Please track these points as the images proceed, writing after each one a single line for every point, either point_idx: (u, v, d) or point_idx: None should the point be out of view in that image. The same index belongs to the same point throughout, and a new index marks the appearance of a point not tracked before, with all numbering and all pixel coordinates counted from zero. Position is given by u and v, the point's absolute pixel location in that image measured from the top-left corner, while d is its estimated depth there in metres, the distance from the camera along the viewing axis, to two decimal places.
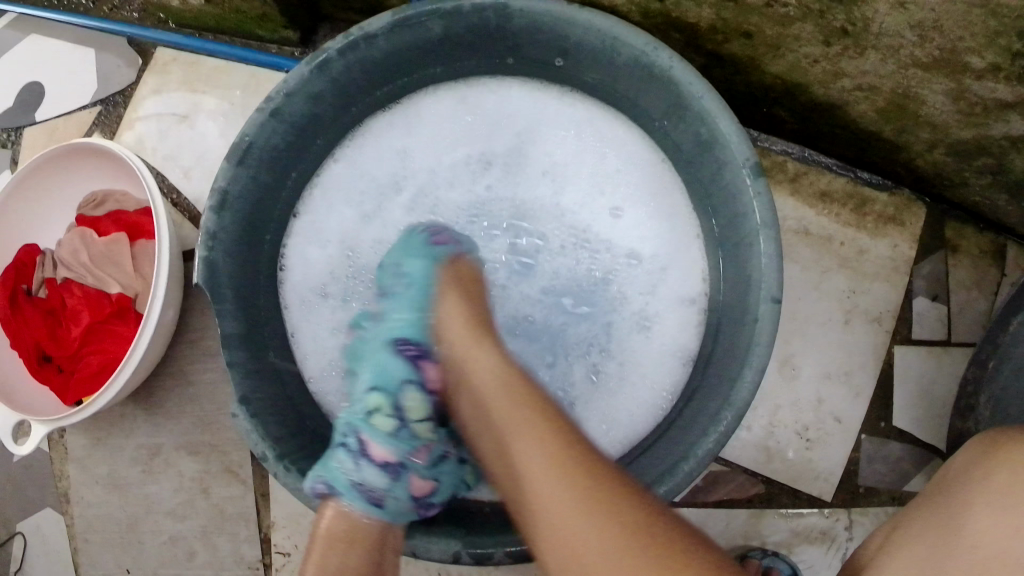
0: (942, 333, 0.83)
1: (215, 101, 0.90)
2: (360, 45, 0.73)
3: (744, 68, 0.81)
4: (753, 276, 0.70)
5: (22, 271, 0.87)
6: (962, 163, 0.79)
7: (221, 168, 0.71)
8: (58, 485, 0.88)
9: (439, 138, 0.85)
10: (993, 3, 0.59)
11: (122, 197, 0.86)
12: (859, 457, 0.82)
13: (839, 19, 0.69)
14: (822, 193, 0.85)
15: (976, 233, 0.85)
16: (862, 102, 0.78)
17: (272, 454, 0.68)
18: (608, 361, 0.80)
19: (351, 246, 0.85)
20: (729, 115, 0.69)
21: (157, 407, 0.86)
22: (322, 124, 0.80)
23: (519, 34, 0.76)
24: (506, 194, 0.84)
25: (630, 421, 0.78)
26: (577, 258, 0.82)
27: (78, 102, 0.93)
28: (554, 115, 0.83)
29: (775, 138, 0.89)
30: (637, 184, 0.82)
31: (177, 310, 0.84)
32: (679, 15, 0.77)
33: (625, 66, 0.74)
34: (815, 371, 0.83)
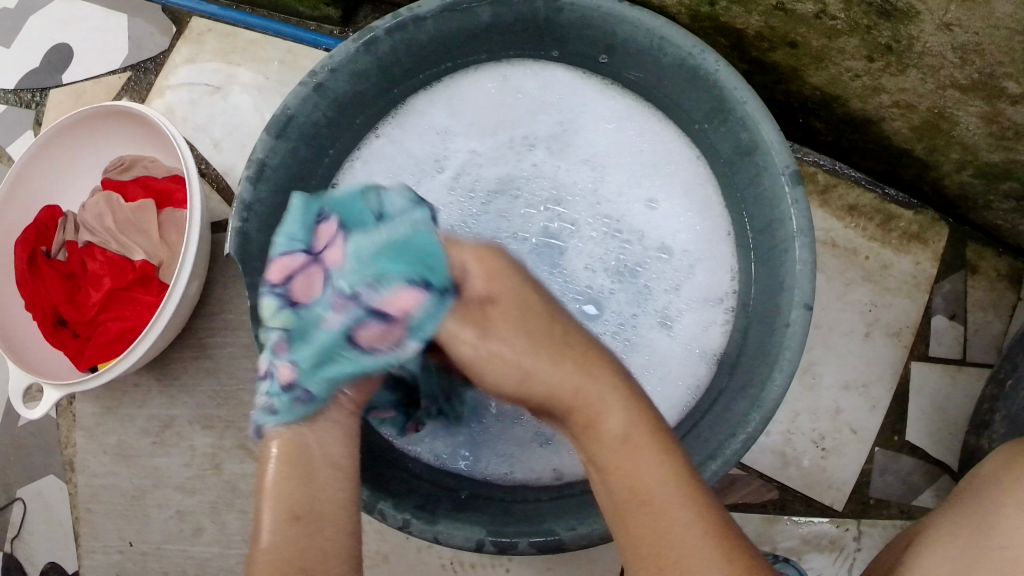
0: (958, 352, 0.84)
1: (249, 74, 0.89)
2: (409, 26, 0.73)
3: (786, 77, 0.83)
4: (787, 282, 0.71)
5: (43, 232, 0.85)
6: (988, 186, 0.80)
7: (262, 139, 0.71)
8: (64, 452, 0.87)
9: (484, 116, 0.85)
10: None
11: (151, 163, 0.86)
12: (871, 469, 0.83)
13: (884, 35, 0.70)
14: (851, 206, 0.87)
15: (995, 255, 0.86)
16: (897, 119, 0.80)
17: None
18: (627, 350, 0.80)
19: None
20: (771, 121, 0.70)
21: (173, 378, 0.85)
22: (363, 102, 0.80)
23: (567, 27, 0.77)
24: (546, 177, 0.84)
25: None
26: (606, 247, 0.82)
27: (109, 66, 0.92)
28: (596, 108, 0.84)
29: (808, 150, 0.90)
30: (674, 180, 0.83)
31: (202, 281, 0.83)
32: (727, 20, 0.79)
33: (670, 66, 0.75)
34: (834, 381, 0.84)
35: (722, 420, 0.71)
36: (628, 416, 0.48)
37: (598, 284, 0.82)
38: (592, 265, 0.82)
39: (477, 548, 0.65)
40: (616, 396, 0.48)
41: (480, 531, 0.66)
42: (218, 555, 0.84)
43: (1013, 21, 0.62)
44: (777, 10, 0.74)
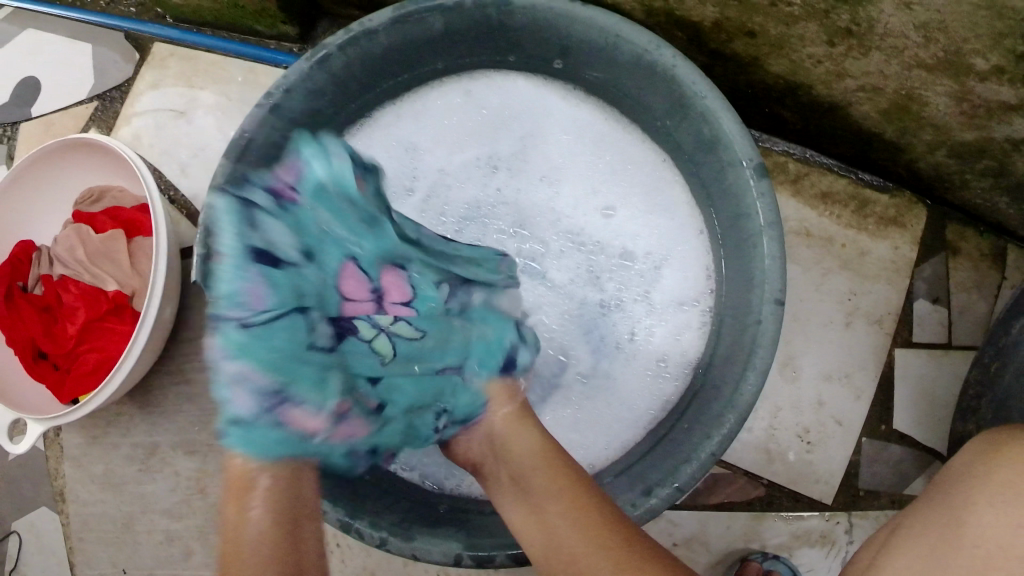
0: (943, 336, 0.83)
1: (212, 97, 0.89)
2: (361, 40, 0.72)
3: (747, 67, 0.81)
4: (756, 278, 0.70)
5: (18, 267, 0.86)
6: (964, 165, 0.78)
7: (218, 165, 0.71)
8: (53, 483, 0.88)
9: (441, 136, 0.84)
10: (998, 5, 0.59)
11: (119, 194, 0.86)
12: (859, 460, 0.81)
13: (843, 19, 0.69)
14: (824, 194, 0.85)
15: (976, 235, 0.84)
16: (866, 102, 0.78)
17: None
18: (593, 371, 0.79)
19: None
20: (732, 115, 0.68)
21: (153, 405, 0.86)
22: (322, 119, 0.79)
23: (522, 31, 0.75)
24: (508, 199, 0.82)
25: (620, 430, 0.78)
26: (576, 261, 0.81)
27: (74, 96, 0.92)
28: (553, 115, 0.83)
29: (775, 138, 0.88)
30: (637, 184, 0.81)
31: (175, 307, 0.83)
32: (683, 13, 0.77)
33: (628, 64, 0.73)
34: (817, 373, 0.82)
35: (699, 423, 0.71)
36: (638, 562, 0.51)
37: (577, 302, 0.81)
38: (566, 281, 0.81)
39: (454, 563, 0.65)
40: (565, 492, 0.55)
41: (456, 545, 0.66)
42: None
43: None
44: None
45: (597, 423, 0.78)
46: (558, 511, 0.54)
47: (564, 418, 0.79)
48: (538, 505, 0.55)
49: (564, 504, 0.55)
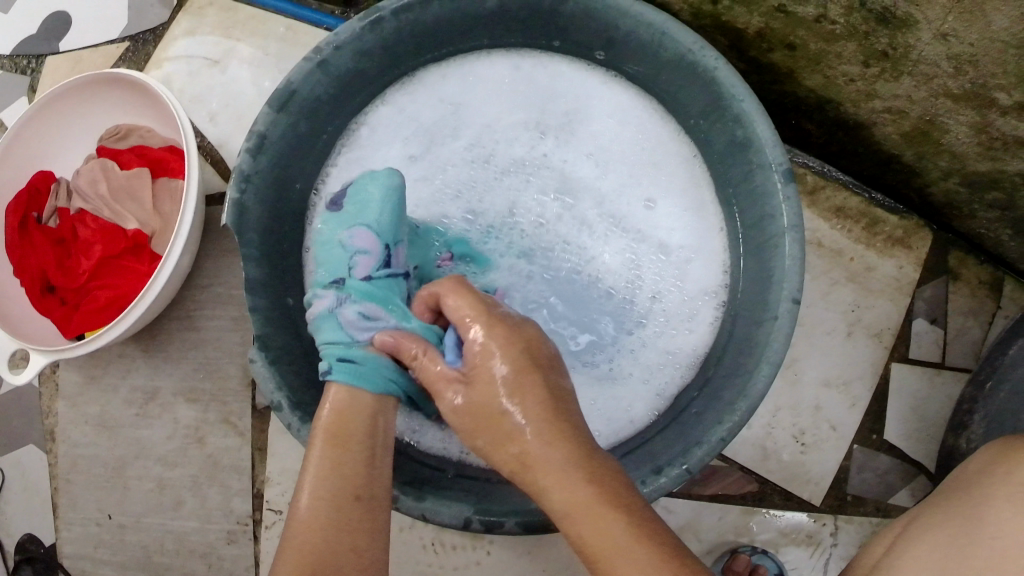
0: (938, 355, 0.86)
1: (249, 50, 0.88)
2: (415, 8, 0.73)
3: (782, 78, 0.84)
4: (775, 276, 0.72)
5: (35, 198, 0.84)
6: (973, 195, 0.83)
7: (263, 112, 0.71)
8: (45, 421, 0.86)
9: (494, 98, 0.85)
10: None
11: (146, 133, 0.85)
12: (849, 465, 0.84)
13: (881, 42, 0.72)
14: (838, 208, 0.88)
15: (976, 264, 0.88)
16: (889, 125, 0.81)
17: (287, 401, 0.67)
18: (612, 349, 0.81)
19: None
20: (767, 120, 0.71)
21: (158, 350, 0.85)
22: (365, 80, 0.80)
23: (571, 18, 0.77)
24: (554, 166, 0.85)
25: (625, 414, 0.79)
26: (613, 241, 0.83)
27: (106, 36, 0.91)
28: (601, 99, 0.85)
29: (797, 151, 0.92)
30: (674, 177, 0.83)
31: (194, 253, 0.82)
32: (729, 19, 0.80)
33: (671, 62, 0.76)
34: (817, 378, 0.85)
35: (708, 409, 0.73)
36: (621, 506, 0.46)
37: (593, 280, 0.83)
38: (598, 260, 0.83)
39: (463, 526, 0.66)
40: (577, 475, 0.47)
41: (468, 509, 0.66)
42: (197, 529, 0.84)
43: (1008, 35, 0.64)
44: (778, 12, 0.75)
45: (603, 405, 0.80)
46: (619, 526, 0.45)
47: (571, 389, 0.81)
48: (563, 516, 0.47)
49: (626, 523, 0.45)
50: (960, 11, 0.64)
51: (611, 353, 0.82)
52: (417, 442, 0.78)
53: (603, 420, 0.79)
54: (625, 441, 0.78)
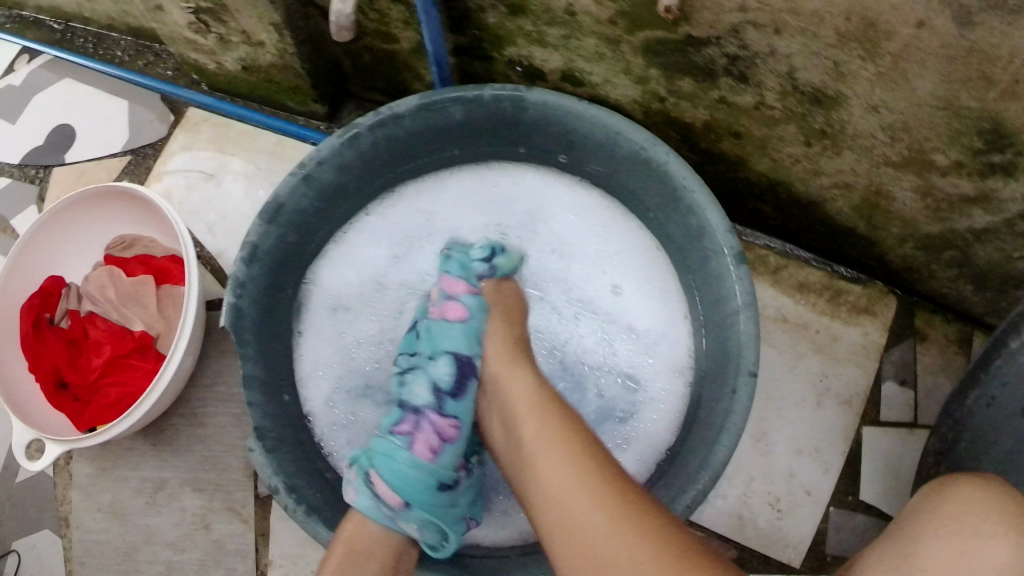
0: (910, 415, 0.88)
1: (242, 163, 0.96)
2: (388, 122, 0.78)
3: (732, 165, 0.88)
4: (734, 352, 0.74)
5: (47, 300, 0.91)
6: (930, 256, 0.85)
7: (254, 224, 0.77)
8: (59, 508, 0.92)
9: (462, 205, 0.92)
10: (954, 105, 0.67)
11: (150, 243, 0.93)
12: (827, 527, 0.85)
13: (818, 121, 0.76)
14: (800, 284, 0.92)
15: (944, 322, 0.90)
16: (838, 198, 0.84)
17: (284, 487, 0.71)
18: (586, 430, 0.85)
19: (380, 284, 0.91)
20: (718, 209, 0.74)
21: (166, 443, 0.91)
22: (348, 192, 0.85)
23: (532, 124, 0.82)
24: (520, 263, 0.91)
25: None
26: (586, 327, 0.88)
27: (110, 150, 0.99)
28: (564, 198, 0.90)
29: (758, 233, 0.96)
30: (638, 266, 0.88)
31: (196, 356, 0.89)
32: (676, 115, 0.84)
33: (626, 157, 0.80)
34: (789, 446, 0.88)
35: (676, 482, 0.74)
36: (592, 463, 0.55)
37: (571, 365, 0.88)
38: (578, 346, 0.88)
39: None
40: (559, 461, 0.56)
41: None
42: None
43: (931, 98, 0.67)
44: (720, 103, 0.80)
45: None
46: (600, 517, 0.51)
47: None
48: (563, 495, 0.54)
49: (600, 512, 0.51)
50: (885, 83, 0.68)
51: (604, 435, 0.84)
52: None
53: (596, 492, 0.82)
54: None
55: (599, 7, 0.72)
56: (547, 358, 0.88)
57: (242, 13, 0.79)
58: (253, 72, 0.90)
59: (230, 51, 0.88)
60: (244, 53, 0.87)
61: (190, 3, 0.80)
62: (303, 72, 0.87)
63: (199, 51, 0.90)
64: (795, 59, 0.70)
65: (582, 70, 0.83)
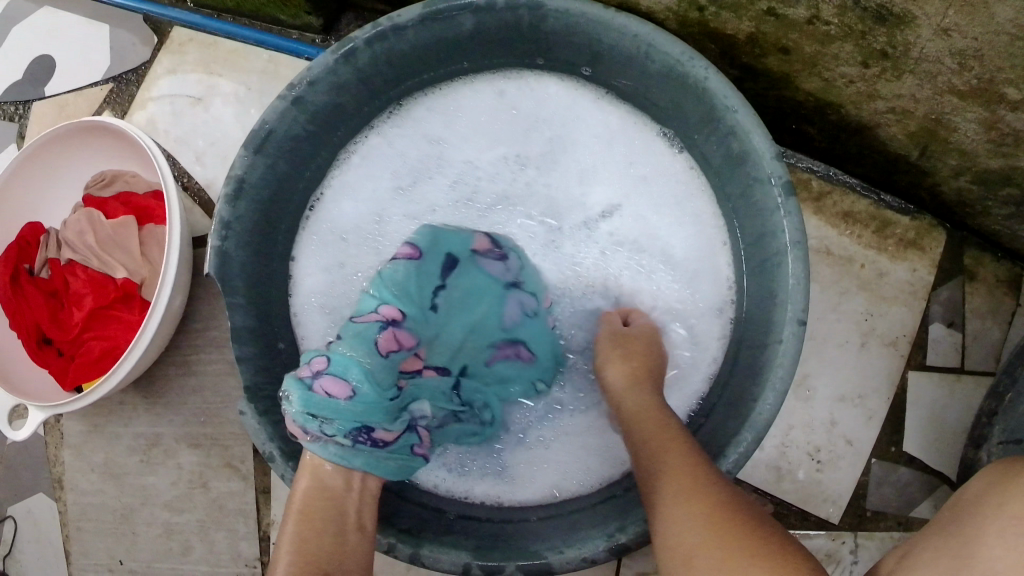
0: (956, 360, 0.83)
1: (231, 85, 0.86)
2: (389, 36, 0.70)
3: (777, 83, 0.80)
4: (780, 296, 0.68)
5: (24, 249, 0.83)
6: (986, 192, 0.79)
7: (239, 157, 0.69)
8: (52, 470, 0.86)
9: (474, 130, 0.83)
10: None
11: (132, 179, 0.84)
12: (867, 481, 0.81)
13: (880, 41, 0.68)
14: (844, 214, 0.85)
15: (994, 261, 0.84)
16: (893, 125, 0.77)
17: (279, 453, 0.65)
18: None
19: (384, 213, 0.84)
20: (762, 131, 0.66)
21: (159, 397, 0.85)
22: (345, 114, 0.78)
23: (553, 36, 0.74)
24: (538, 192, 0.83)
25: (632, 447, 0.77)
26: (619, 266, 0.82)
27: (90, 78, 0.89)
28: (588, 119, 0.81)
29: (800, 155, 0.88)
30: (666, 194, 0.80)
31: (185, 295, 0.82)
32: (716, 26, 0.76)
33: (658, 74, 0.72)
34: (829, 393, 0.83)
35: (717, 437, 0.70)
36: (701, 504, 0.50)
37: (601, 310, 0.82)
38: (602, 291, 0.81)
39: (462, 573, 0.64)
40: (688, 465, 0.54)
41: (466, 555, 0.65)
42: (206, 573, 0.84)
43: (1012, 26, 0.60)
44: (768, 15, 0.71)
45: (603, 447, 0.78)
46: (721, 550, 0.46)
47: (583, 424, 0.79)
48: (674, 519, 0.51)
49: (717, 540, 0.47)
50: (962, 6, 0.60)
51: None
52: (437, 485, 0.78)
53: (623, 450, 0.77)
54: None
55: None
56: (579, 302, 0.83)
57: None
58: None
59: None
60: None
61: None
62: None
63: None
64: None
65: None
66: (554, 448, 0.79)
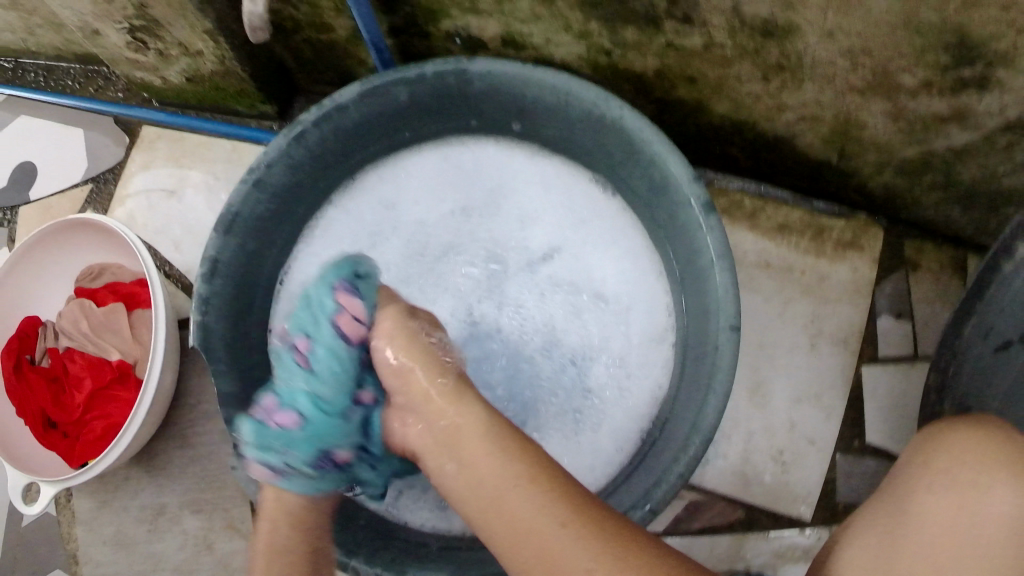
0: (909, 349, 0.85)
1: (201, 175, 0.94)
2: (334, 115, 0.74)
3: (693, 110, 0.84)
4: (713, 306, 0.71)
5: (26, 341, 0.90)
6: (912, 181, 0.82)
7: (210, 238, 0.73)
8: (68, 546, 0.91)
9: (424, 190, 0.87)
10: (914, 20, 0.62)
11: (117, 270, 0.91)
12: (836, 475, 0.83)
13: (773, 54, 0.71)
14: (780, 226, 0.89)
15: (934, 248, 0.88)
16: (808, 132, 0.81)
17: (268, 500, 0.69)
18: (561, 409, 0.81)
19: None
20: (680, 158, 0.70)
21: (159, 468, 0.90)
22: (304, 191, 0.81)
23: (482, 96, 0.78)
24: (482, 237, 0.86)
25: (589, 473, 0.79)
26: (555, 301, 0.84)
27: (71, 180, 0.97)
28: (521, 168, 0.87)
29: (731, 176, 0.92)
30: (602, 232, 0.85)
31: (175, 373, 0.87)
32: (626, 66, 0.79)
33: (581, 121, 0.76)
34: (787, 397, 0.85)
35: (670, 442, 0.72)
36: (569, 507, 0.52)
37: (542, 343, 0.83)
38: (539, 317, 0.83)
39: None
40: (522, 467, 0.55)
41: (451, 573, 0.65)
42: None
43: (888, 16, 0.62)
44: (669, 49, 0.74)
45: None
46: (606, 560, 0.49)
47: None
48: (504, 461, 0.55)
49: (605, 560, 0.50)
50: (838, 6, 0.63)
51: (571, 407, 0.81)
52: (404, 516, 0.79)
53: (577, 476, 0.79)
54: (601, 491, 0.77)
55: None
56: (516, 334, 0.83)
57: (174, 25, 0.75)
58: (197, 83, 0.87)
59: (172, 65, 0.84)
60: (186, 65, 0.84)
61: (121, 23, 0.75)
62: (250, 79, 0.84)
63: (142, 69, 0.86)
64: None
65: (521, 33, 0.76)
66: None
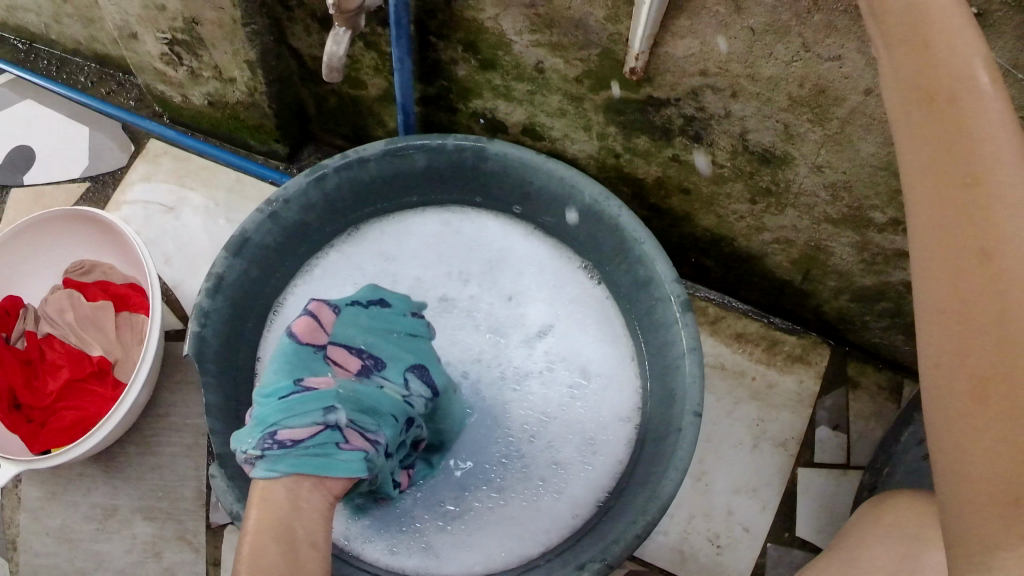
0: (842, 457, 0.92)
1: (201, 198, 0.96)
2: (354, 165, 0.79)
3: (679, 221, 0.92)
4: (680, 394, 0.75)
5: (4, 320, 0.91)
6: (865, 308, 0.90)
7: (219, 255, 0.76)
8: (6, 531, 0.91)
9: (428, 251, 0.93)
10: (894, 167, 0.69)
11: (109, 270, 0.93)
12: (764, 562, 0.89)
13: (765, 180, 0.78)
14: (738, 334, 0.97)
15: (875, 370, 0.96)
16: (779, 254, 0.88)
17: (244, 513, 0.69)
18: (537, 475, 0.85)
19: None
20: (665, 260, 0.76)
21: (118, 471, 0.92)
22: (308, 233, 0.85)
23: (491, 175, 0.83)
24: (481, 308, 0.92)
25: (546, 531, 0.82)
26: (543, 375, 0.89)
27: (68, 174, 0.99)
28: (520, 247, 0.92)
29: (700, 286, 1.01)
30: (585, 316, 0.90)
31: (148, 393, 0.88)
32: (630, 170, 0.87)
33: (578, 211, 0.82)
34: (727, 485, 0.92)
35: (626, 510, 0.75)
36: None
37: (526, 413, 0.88)
38: (532, 394, 0.89)
39: None
40: None
41: None
42: None
43: (874, 160, 0.70)
44: (672, 161, 0.82)
45: (517, 534, 0.82)
46: None
47: (501, 514, 0.83)
48: None
49: None
50: (831, 145, 0.70)
51: (547, 476, 0.85)
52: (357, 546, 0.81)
53: (533, 535, 0.82)
54: (552, 549, 0.80)
55: (567, 66, 0.74)
56: (506, 405, 0.89)
57: (217, 47, 0.79)
58: (218, 108, 0.91)
59: (199, 86, 0.88)
60: (212, 89, 0.87)
61: (165, 32, 0.80)
62: (271, 116, 0.88)
63: (167, 83, 0.90)
64: (748, 121, 0.72)
65: (543, 125, 0.85)
66: (479, 527, 0.83)
